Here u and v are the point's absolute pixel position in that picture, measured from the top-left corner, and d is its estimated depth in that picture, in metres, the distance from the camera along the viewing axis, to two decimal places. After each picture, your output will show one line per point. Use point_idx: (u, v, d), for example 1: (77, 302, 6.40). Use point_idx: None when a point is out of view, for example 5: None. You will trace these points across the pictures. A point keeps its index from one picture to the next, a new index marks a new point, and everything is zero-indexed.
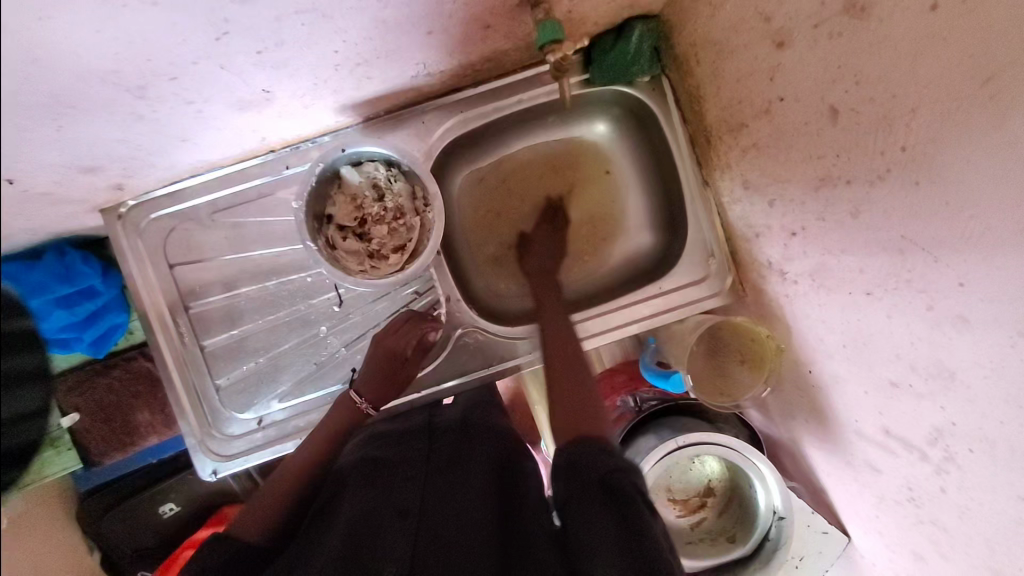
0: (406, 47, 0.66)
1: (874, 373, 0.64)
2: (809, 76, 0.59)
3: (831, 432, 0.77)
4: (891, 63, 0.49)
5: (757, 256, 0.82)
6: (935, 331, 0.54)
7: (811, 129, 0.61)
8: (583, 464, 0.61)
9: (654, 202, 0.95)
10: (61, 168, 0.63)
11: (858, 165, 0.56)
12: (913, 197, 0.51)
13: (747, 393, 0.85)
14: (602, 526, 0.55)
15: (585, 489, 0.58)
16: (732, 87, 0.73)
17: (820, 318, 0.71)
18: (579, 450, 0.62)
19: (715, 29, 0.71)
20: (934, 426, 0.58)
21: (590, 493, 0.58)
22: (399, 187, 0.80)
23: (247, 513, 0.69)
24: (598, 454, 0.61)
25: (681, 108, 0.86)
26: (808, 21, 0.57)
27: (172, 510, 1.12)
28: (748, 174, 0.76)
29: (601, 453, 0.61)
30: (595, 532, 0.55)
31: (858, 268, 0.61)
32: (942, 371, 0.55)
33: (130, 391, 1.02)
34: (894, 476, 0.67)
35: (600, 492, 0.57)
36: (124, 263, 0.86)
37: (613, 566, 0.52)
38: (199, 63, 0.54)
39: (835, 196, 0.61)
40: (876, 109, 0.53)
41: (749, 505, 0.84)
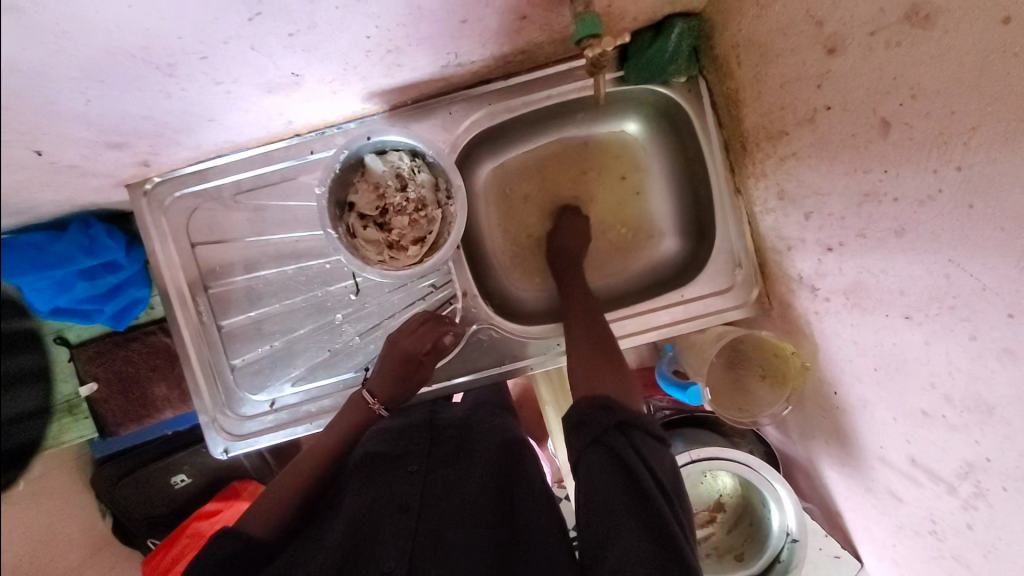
0: (439, 36, 0.65)
1: (905, 400, 0.62)
2: (860, 86, 0.56)
3: (852, 455, 0.74)
4: (955, 77, 0.46)
5: (788, 270, 0.79)
6: (977, 362, 0.51)
7: (858, 142, 0.58)
8: (585, 422, 0.61)
9: (682, 207, 0.93)
10: (88, 143, 0.63)
11: (907, 182, 0.53)
12: (965, 222, 0.48)
13: (765, 411, 0.82)
14: (609, 487, 0.54)
15: (588, 451, 0.58)
16: (774, 93, 0.70)
17: (850, 338, 0.68)
18: (579, 415, 0.62)
19: (761, 30, 0.68)
20: (966, 460, 0.56)
21: (591, 454, 0.58)
22: (422, 178, 0.79)
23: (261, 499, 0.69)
24: (601, 414, 0.61)
25: (717, 111, 0.83)
26: (864, 28, 0.54)
27: (183, 481, 1.15)
28: (784, 185, 0.73)
29: (599, 408, 0.62)
30: (602, 496, 0.54)
31: (897, 290, 0.58)
32: (980, 406, 0.52)
33: (148, 364, 1.04)
34: (916, 507, 0.65)
35: (600, 451, 0.57)
36: (147, 239, 0.86)
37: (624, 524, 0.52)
38: (229, 43, 0.53)
39: (877, 213, 0.58)
40: (931, 125, 0.50)
41: (762, 524, 0.82)
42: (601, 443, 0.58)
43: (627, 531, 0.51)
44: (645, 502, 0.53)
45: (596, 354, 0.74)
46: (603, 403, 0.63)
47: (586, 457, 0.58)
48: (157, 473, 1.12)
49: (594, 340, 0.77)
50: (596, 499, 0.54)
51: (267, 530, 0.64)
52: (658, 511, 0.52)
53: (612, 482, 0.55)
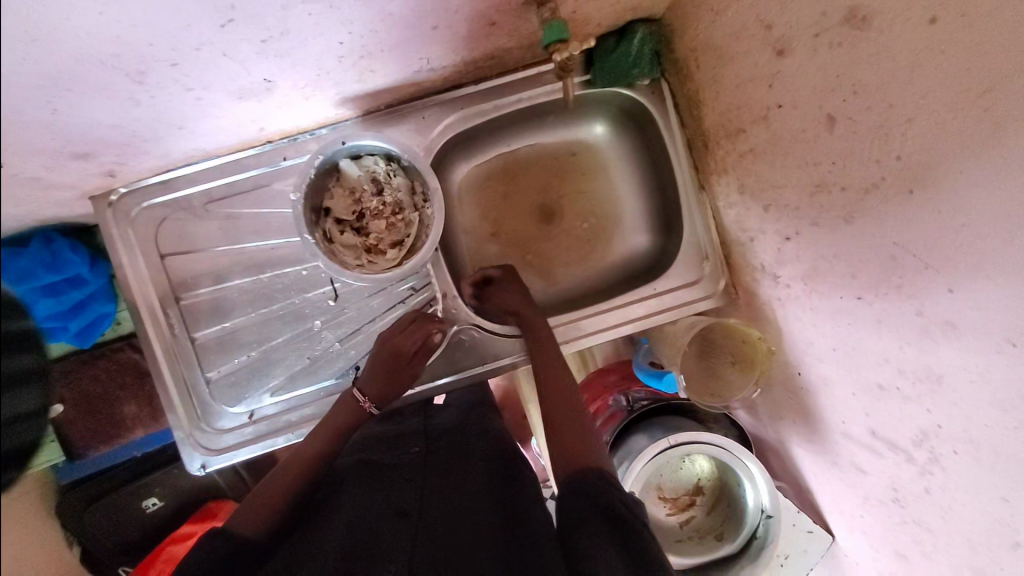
0: (411, 42, 0.66)
1: (862, 376, 0.66)
2: (808, 84, 0.61)
3: (818, 433, 0.79)
4: (890, 73, 0.51)
5: (751, 260, 0.83)
6: (924, 335, 0.55)
7: (808, 136, 0.62)
8: (584, 490, 0.61)
9: (651, 205, 0.96)
10: (52, 153, 0.61)
11: (853, 172, 0.58)
12: (906, 206, 0.53)
13: (736, 394, 0.86)
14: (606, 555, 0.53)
15: (590, 516, 0.58)
16: (731, 93, 0.74)
17: (811, 321, 0.73)
18: (580, 482, 0.63)
19: (716, 35, 0.72)
20: (920, 428, 0.60)
21: (593, 522, 0.57)
22: (398, 182, 0.80)
23: (244, 510, 0.66)
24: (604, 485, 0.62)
25: (680, 112, 0.87)
26: (809, 31, 0.58)
27: (155, 504, 1.10)
28: (744, 180, 0.77)
29: (599, 482, 0.63)
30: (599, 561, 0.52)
31: (851, 273, 0.63)
32: (930, 376, 0.56)
33: (116, 382, 1.01)
34: (879, 477, 0.69)
35: (601, 523, 0.57)
36: (114, 252, 0.84)
37: None
38: (202, 49, 0.53)
39: (829, 202, 0.63)
40: (872, 118, 0.54)
41: (739, 504, 0.85)
42: (606, 514, 0.58)
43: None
44: None
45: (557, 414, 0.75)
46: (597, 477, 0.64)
47: (584, 527, 0.57)
48: (128, 497, 1.08)
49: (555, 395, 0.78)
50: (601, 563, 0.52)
51: (257, 533, 0.63)
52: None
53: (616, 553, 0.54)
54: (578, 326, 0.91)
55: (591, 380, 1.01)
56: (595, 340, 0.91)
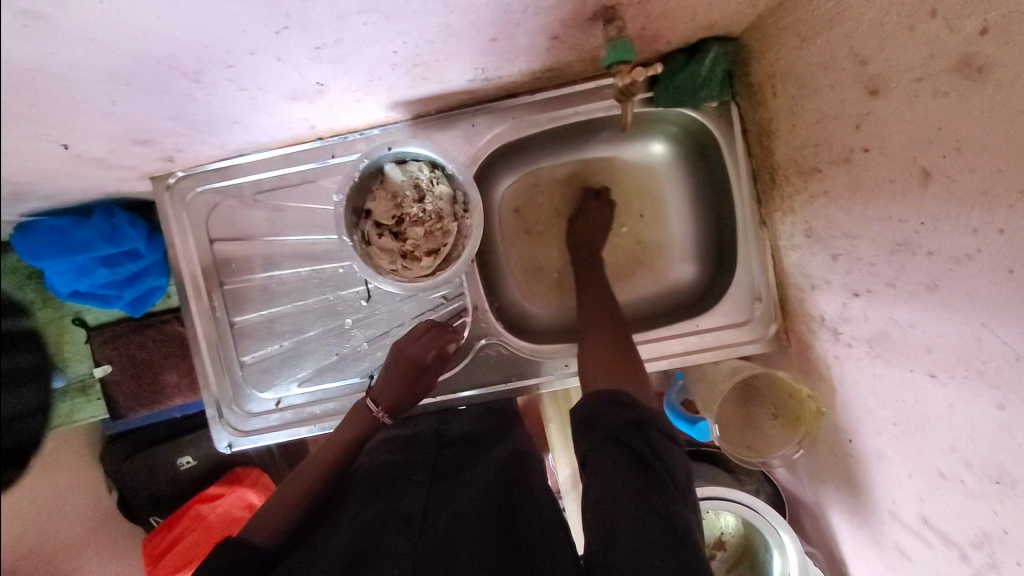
0: (466, 53, 0.64)
1: (922, 460, 0.59)
2: (902, 132, 0.53)
3: (862, 506, 0.72)
4: (1005, 134, 0.44)
5: (809, 309, 0.76)
6: (1004, 434, 0.48)
7: (895, 188, 0.55)
8: (600, 416, 0.65)
9: (703, 234, 0.90)
10: (112, 139, 0.63)
11: (944, 238, 0.51)
12: (1003, 287, 0.46)
13: (776, 451, 0.80)
14: (618, 474, 0.58)
15: (605, 443, 0.62)
16: (810, 127, 0.67)
17: (870, 387, 0.66)
18: (595, 408, 0.67)
19: (801, 62, 0.65)
20: (982, 528, 0.53)
21: (603, 445, 0.62)
22: (441, 190, 0.78)
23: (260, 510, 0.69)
24: (616, 410, 0.66)
25: (748, 139, 0.81)
26: (911, 73, 0.51)
27: (189, 462, 1.16)
28: (812, 223, 0.70)
29: (615, 406, 0.66)
30: (613, 484, 0.58)
31: (926, 345, 0.56)
32: (1003, 478, 0.49)
33: (161, 351, 1.06)
34: (925, 569, 0.62)
35: (615, 447, 0.61)
36: (168, 232, 0.87)
37: (629, 505, 0.55)
38: (255, 54, 0.53)
39: (910, 265, 0.56)
40: (975, 182, 0.47)
41: (763, 570, 0.79)
42: (616, 438, 0.62)
43: (635, 508, 0.55)
44: (655, 489, 0.56)
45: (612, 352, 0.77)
46: (620, 400, 0.67)
47: (598, 451, 0.62)
48: (162, 455, 1.14)
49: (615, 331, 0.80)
50: (610, 485, 0.58)
51: (272, 540, 0.65)
52: (666, 497, 0.56)
53: (627, 473, 0.58)
54: None
55: None
56: None
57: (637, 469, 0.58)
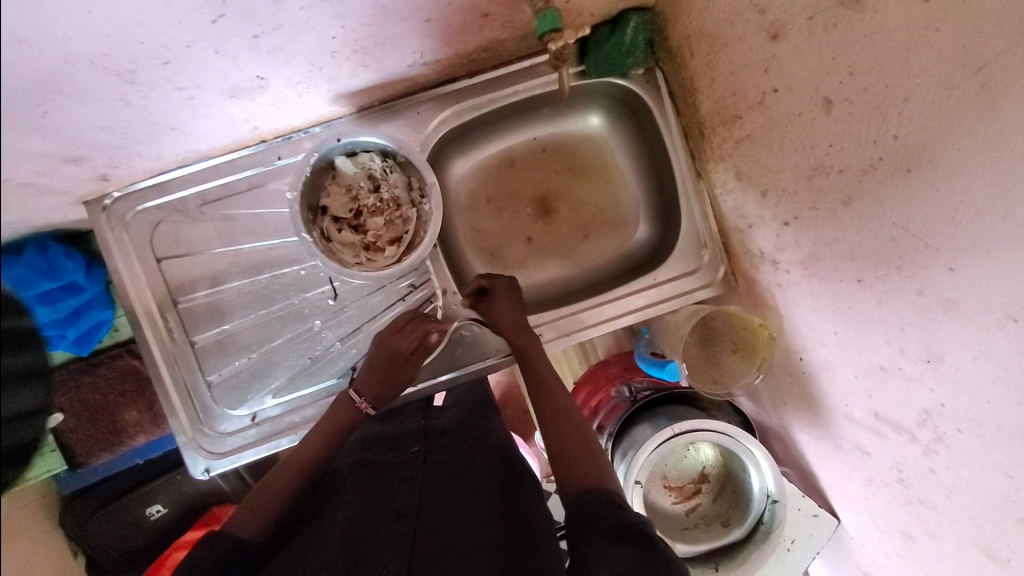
0: (403, 36, 0.66)
1: (864, 358, 0.66)
2: (803, 68, 0.61)
3: (821, 417, 0.79)
4: (885, 53, 0.51)
5: (750, 247, 0.83)
6: (925, 316, 0.55)
7: (804, 119, 0.62)
8: (594, 512, 0.60)
9: (647, 196, 0.96)
10: (43, 157, 0.61)
11: (850, 154, 0.58)
12: (904, 185, 0.53)
13: (739, 381, 0.87)
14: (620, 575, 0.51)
15: (604, 540, 0.55)
16: (726, 79, 0.74)
17: (811, 306, 0.73)
18: (591, 505, 0.62)
19: (709, 21, 0.72)
20: (923, 407, 0.60)
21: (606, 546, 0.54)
22: (394, 178, 0.80)
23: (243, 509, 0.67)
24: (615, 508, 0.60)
25: (675, 101, 0.87)
26: (803, 14, 0.58)
27: (159, 511, 1.10)
28: (741, 166, 0.77)
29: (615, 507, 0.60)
30: None
31: (849, 255, 0.63)
32: (931, 355, 0.57)
33: (115, 390, 1.00)
34: (883, 458, 0.69)
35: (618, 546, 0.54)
36: (110, 258, 0.84)
37: None
38: (193, 47, 0.53)
39: (827, 185, 0.63)
40: (868, 99, 0.54)
41: (745, 491, 0.85)
42: (617, 533, 0.56)
43: None
44: None
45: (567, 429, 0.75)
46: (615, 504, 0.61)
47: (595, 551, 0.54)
48: (128, 506, 1.07)
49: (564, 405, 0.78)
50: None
51: (250, 533, 0.63)
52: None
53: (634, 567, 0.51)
54: (579, 319, 0.91)
55: (592, 374, 1.01)
56: (595, 333, 0.91)
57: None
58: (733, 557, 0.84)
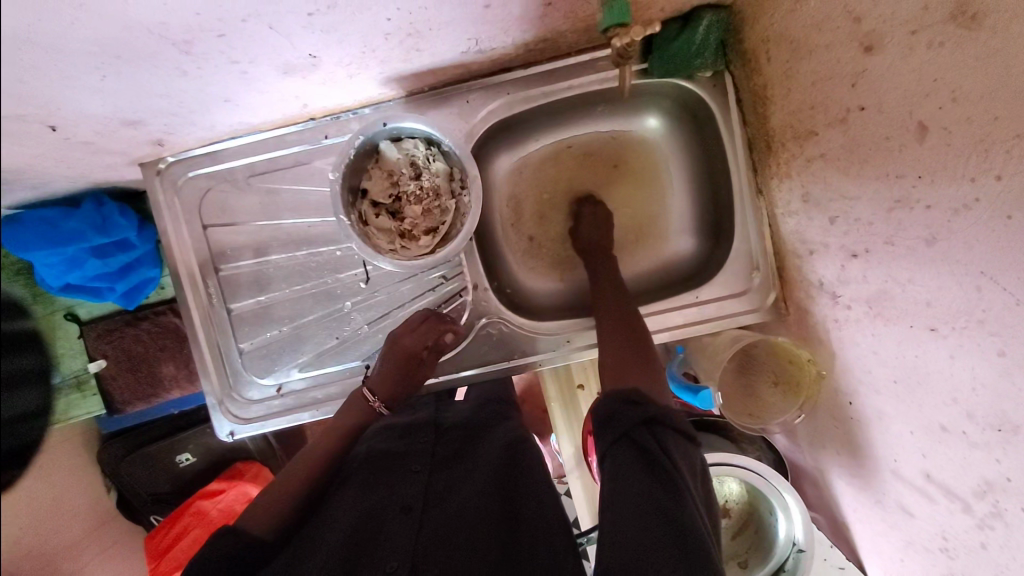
0: (459, 21, 0.63)
1: (924, 415, 0.60)
2: (898, 87, 0.54)
3: (863, 468, 0.73)
4: (1001, 80, 0.44)
5: (807, 275, 0.77)
6: (1003, 379, 0.49)
7: (891, 145, 0.56)
8: (611, 417, 0.61)
9: (698, 208, 0.91)
10: (101, 120, 0.62)
11: (942, 190, 0.51)
12: (1001, 233, 0.47)
13: (777, 419, 0.81)
14: (632, 481, 0.54)
15: (615, 444, 0.58)
16: (805, 91, 0.67)
17: (871, 348, 0.66)
18: (606, 410, 0.63)
19: (794, 25, 0.66)
20: (984, 478, 0.54)
21: (618, 448, 0.58)
22: (437, 167, 0.78)
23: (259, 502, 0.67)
24: (628, 408, 0.61)
25: (742, 109, 0.81)
26: (906, 26, 0.52)
27: (188, 459, 1.15)
28: (810, 187, 0.71)
29: (628, 405, 0.62)
30: (625, 492, 0.53)
31: (924, 300, 0.56)
32: (1004, 424, 0.50)
33: (157, 344, 1.04)
34: (928, 523, 0.63)
35: (626, 446, 0.57)
36: (160, 219, 0.86)
37: (642, 517, 0.51)
38: (247, 21, 0.52)
39: (908, 221, 0.56)
40: (972, 131, 0.48)
41: (768, 532, 0.80)
42: (628, 439, 0.58)
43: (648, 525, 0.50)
44: (668, 493, 0.52)
45: (623, 353, 0.74)
46: (631, 398, 0.63)
47: (611, 453, 0.58)
48: (161, 451, 1.13)
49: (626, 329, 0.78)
50: (620, 490, 0.54)
51: (263, 531, 0.63)
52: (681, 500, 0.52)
53: (638, 474, 0.54)
54: None
55: None
56: None
57: (650, 489, 0.53)
58: None
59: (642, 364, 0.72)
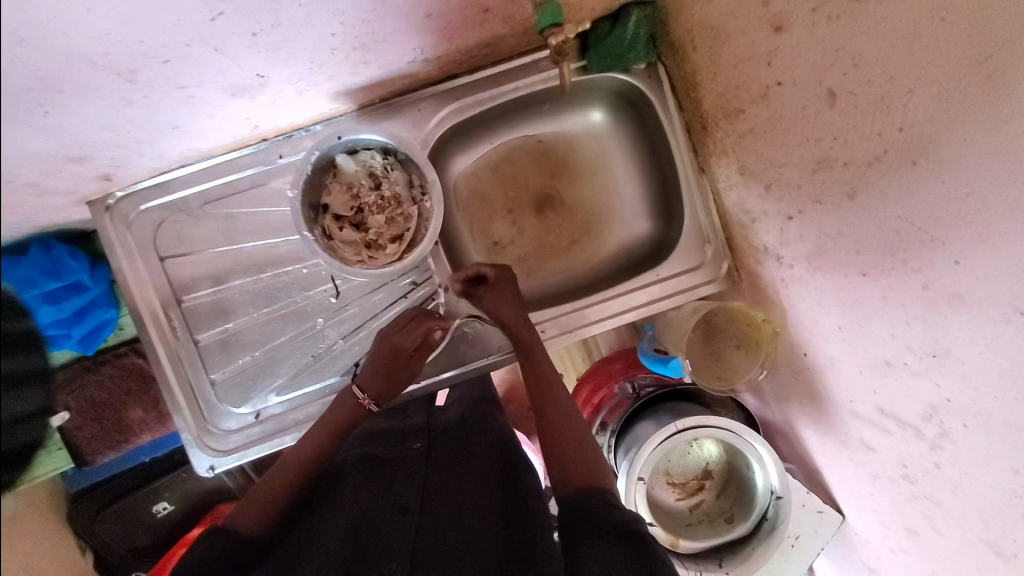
0: (403, 32, 0.66)
1: (869, 353, 0.66)
2: (807, 60, 0.60)
3: (826, 413, 0.78)
4: (889, 46, 0.50)
5: (753, 242, 0.82)
6: (930, 310, 0.55)
7: (809, 113, 0.62)
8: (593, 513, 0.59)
9: (649, 192, 0.96)
10: (47, 158, 0.61)
11: (857, 146, 0.57)
12: (910, 178, 0.53)
13: (744, 377, 0.86)
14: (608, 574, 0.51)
15: (596, 538, 0.56)
16: (729, 73, 0.73)
17: (816, 301, 0.72)
18: (587, 508, 0.60)
19: (711, 14, 0.72)
20: (929, 403, 0.60)
21: (598, 544, 0.55)
22: (396, 175, 0.80)
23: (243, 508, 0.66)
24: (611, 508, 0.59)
25: (677, 95, 0.87)
26: (806, 5, 0.58)
27: (165, 509, 1.09)
28: (745, 160, 0.77)
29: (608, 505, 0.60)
30: None
31: (855, 249, 0.62)
32: (937, 350, 0.56)
33: (122, 388, 1.00)
34: (888, 454, 0.69)
35: (608, 542, 0.55)
36: (114, 256, 0.84)
37: None
38: (192, 45, 0.53)
39: (831, 179, 0.62)
40: (873, 91, 0.54)
41: (748, 486, 0.85)
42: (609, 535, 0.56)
43: None
44: None
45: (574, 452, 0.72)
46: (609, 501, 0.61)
47: (588, 545, 0.55)
48: (138, 503, 1.07)
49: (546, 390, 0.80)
50: None
51: (256, 531, 0.63)
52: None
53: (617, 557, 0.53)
54: (582, 315, 0.91)
55: (596, 368, 1.01)
56: (600, 329, 0.91)
57: None
58: (738, 553, 0.84)
59: (572, 438, 0.74)
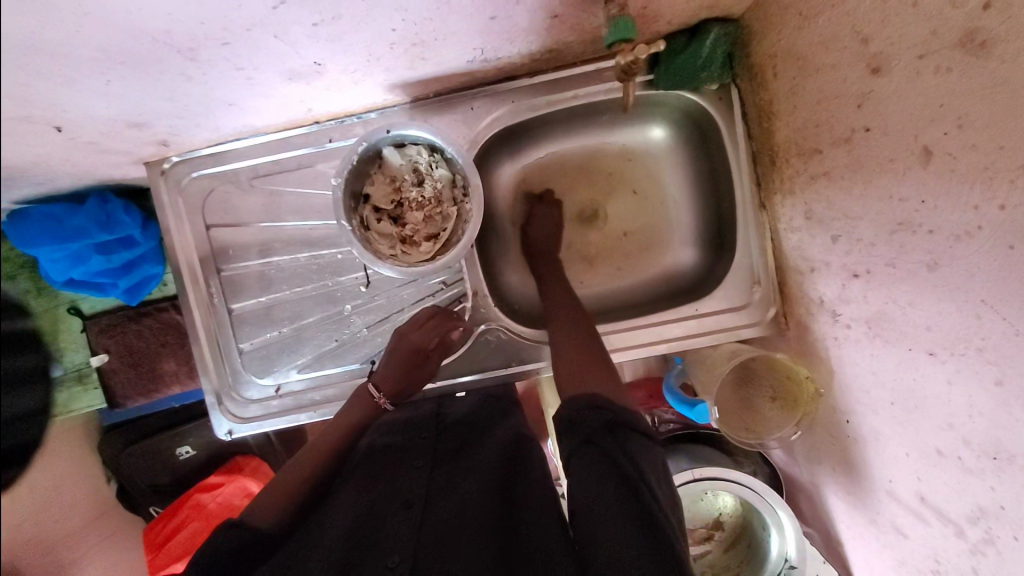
0: (465, 31, 0.63)
1: (920, 438, 0.59)
2: (904, 110, 0.54)
3: (859, 486, 0.72)
4: (1005, 111, 0.44)
5: (808, 292, 0.76)
6: (1001, 408, 0.49)
7: (896, 167, 0.56)
8: (579, 425, 0.63)
9: (701, 219, 0.91)
10: (108, 122, 0.62)
11: (945, 215, 0.51)
12: (1003, 263, 0.46)
13: (774, 433, 0.80)
14: (600, 482, 0.55)
15: (582, 449, 0.60)
16: (811, 110, 0.67)
17: (869, 368, 0.66)
18: (569, 416, 0.64)
19: (802, 42, 0.65)
20: (979, 504, 0.54)
21: (586, 453, 0.59)
22: (439, 173, 0.77)
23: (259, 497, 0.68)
24: (594, 415, 0.63)
25: (748, 122, 0.81)
26: (913, 50, 0.51)
27: (188, 452, 1.15)
28: (813, 205, 0.70)
29: (596, 413, 0.64)
30: (593, 489, 0.55)
31: (924, 324, 0.56)
32: (1000, 453, 0.50)
33: (158, 340, 1.05)
34: (922, 546, 0.63)
35: (592, 449, 0.59)
36: (163, 218, 0.86)
37: (614, 515, 0.51)
38: (252, 30, 0.52)
39: (909, 244, 0.56)
40: (976, 158, 0.47)
41: (760, 547, 0.81)
42: (594, 443, 0.60)
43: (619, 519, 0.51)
44: (637, 495, 0.53)
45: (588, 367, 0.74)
46: (596, 405, 0.65)
47: (576, 456, 0.60)
48: (163, 445, 1.12)
49: (590, 348, 0.77)
50: (592, 491, 0.55)
51: (268, 523, 0.63)
52: (649, 504, 0.52)
53: (607, 479, 0.55)
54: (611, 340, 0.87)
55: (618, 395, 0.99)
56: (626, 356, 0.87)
57: (623, 491, 0.53)
58: None
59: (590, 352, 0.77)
